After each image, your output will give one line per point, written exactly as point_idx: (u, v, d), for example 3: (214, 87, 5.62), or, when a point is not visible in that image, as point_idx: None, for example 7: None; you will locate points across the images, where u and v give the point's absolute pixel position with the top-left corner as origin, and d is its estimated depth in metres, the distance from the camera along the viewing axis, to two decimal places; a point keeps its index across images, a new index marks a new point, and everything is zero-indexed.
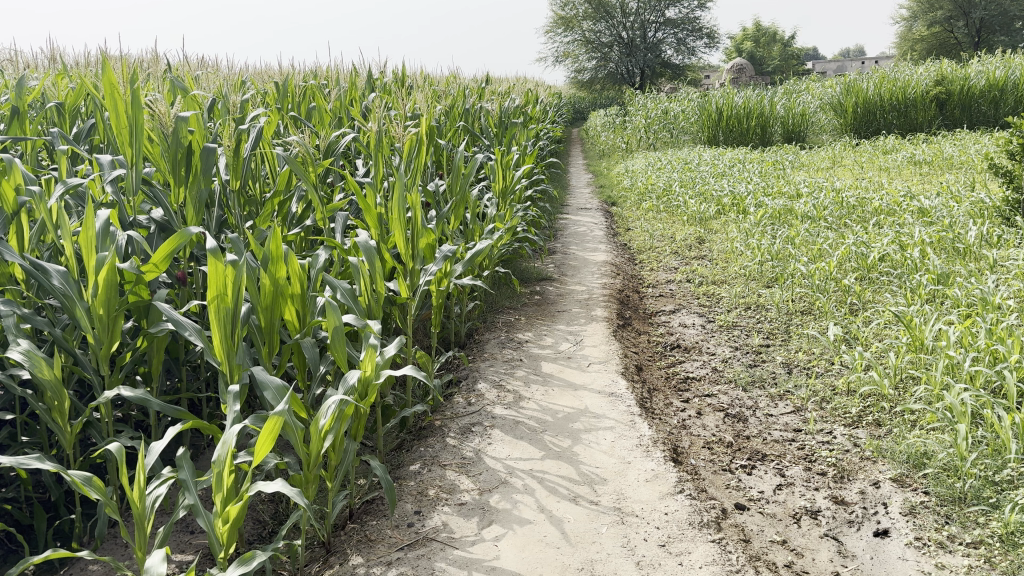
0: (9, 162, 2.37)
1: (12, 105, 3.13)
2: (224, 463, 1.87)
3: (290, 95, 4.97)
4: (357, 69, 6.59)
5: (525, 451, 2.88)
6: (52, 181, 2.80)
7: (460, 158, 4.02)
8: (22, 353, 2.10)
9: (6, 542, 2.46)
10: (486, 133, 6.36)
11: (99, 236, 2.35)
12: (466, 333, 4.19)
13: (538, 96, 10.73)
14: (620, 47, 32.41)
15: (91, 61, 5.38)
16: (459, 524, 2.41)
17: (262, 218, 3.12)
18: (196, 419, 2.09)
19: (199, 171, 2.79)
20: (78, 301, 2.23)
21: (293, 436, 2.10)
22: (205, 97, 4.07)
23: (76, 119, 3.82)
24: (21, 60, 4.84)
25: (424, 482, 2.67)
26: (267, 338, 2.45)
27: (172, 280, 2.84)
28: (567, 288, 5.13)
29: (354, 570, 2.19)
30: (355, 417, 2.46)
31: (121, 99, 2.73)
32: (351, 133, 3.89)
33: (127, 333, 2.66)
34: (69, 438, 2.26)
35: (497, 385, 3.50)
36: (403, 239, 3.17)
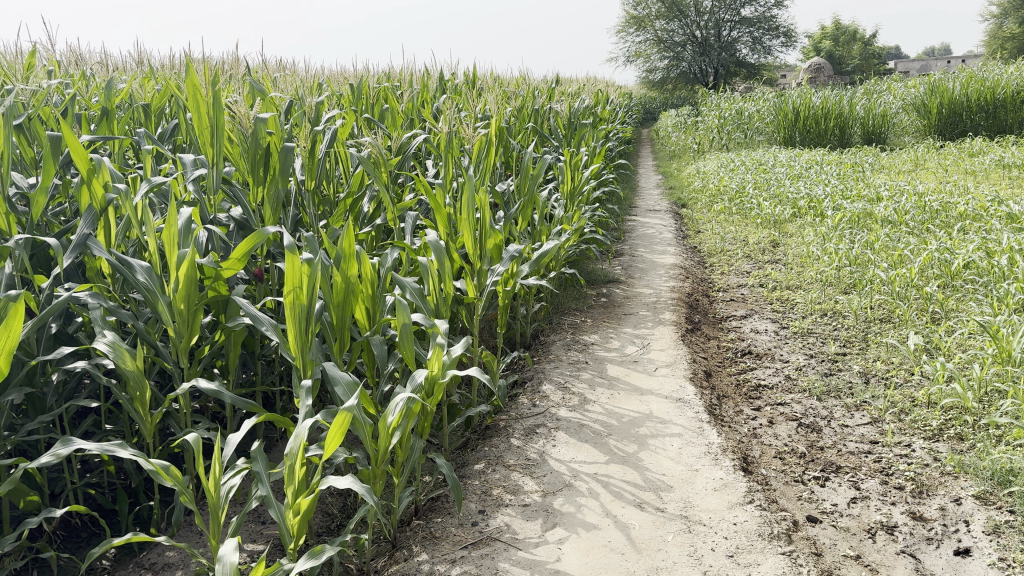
0: (99, 161, 2.48)
1: (103, 108, 3.28)
2: (296, 456, 1.91)
3: (364, 96, 5.05)
4: (429, 70, 6.66)
5: (590, 454, 2.86)
6: (138, 180, 2.92)
7: (529, 159, 4.02)
8: (107, 344, 2.19)
9: (89, 525, 2.57)
10: (556, 133, 6.35)
11: (181, 233, 2.43)
12: (532, 334, 4.19)
13: (608, 96, 10.66)
14: (692, 47, 31.97)
15: (175, 63, 5.58)
16: (523, 525, 2.40)
17: (335, 217, 3.18)
18: (270, 412, 2.14)
19: (277, 171, 2.87)
20: (160, 295, 2.31)
21: (362, 431, 2.13)
22: (282, 98, 4.18)
23: (161, 120, 3.97)
24: (110, 62, 5.05)
25: (488, 482, 2.68)
26: (337, 335, 2.50)
27: (250, 277, 2.92)
28: (635, 290, 5.08)
29: (419, 566, 2.21)
30: (421, 415, 2.48)
31: (204, 101, 2.83)
32: (423, 134, 3.93)
33: (206, 327, 2.75)
34: (149, 427, 2.34)
35: (562, 387, 3.49)
36: (471, 239, 3.19)
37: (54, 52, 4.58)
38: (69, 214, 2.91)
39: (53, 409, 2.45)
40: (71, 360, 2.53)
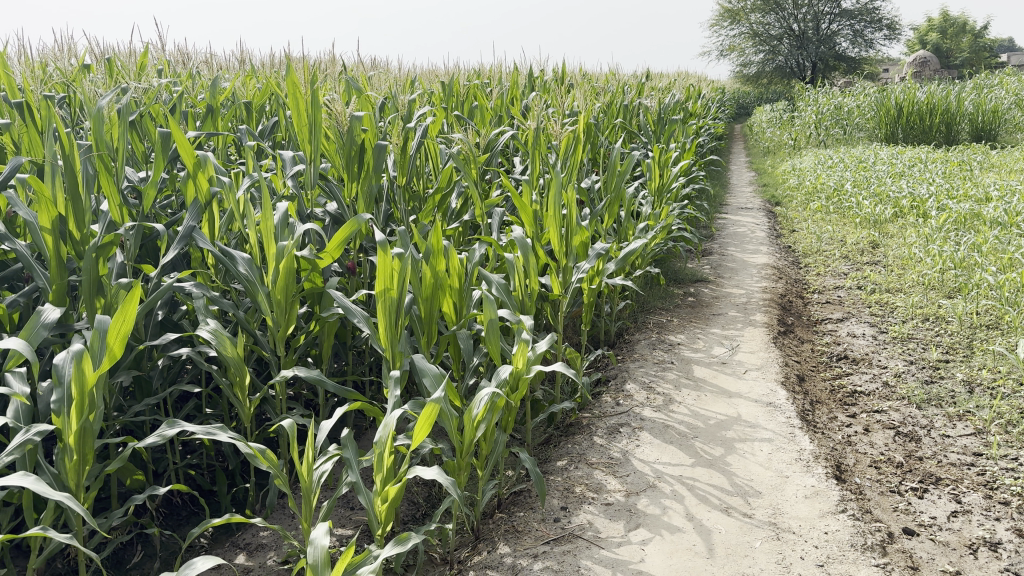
0: (204, 157, 2.62)
1: (208, 106, 3.43)
2: (385, 445, 1.96)
3: (454, 93, 5.11)
4: (519, 68, 6.68)
5: (675, 456, 2.82)
6: (240, 175, 3.04)
7: (618, 155, 3.99)
8: (210, 332, 2.29)
9: (189, 504, 2.70)
10: (645, 129, 6.27)
11: (279, 228, 2.53)
12: (617, 332, 4.16)
13: (700, 91, 10.45)
14: (788, 40, 31.04)
15: (276, 62, 5.77)
16: (605, 524, 2.40)
17: (424, 213, 3.24)
18: (362, 401, 2.20)
19: (371, 167, 2.96)
20: (259, 286, 2.41)
21: (448, 423, 2.17)
22: (376, 95, 4.28)
23: (261, 117, 4.12)
24: (216, 62, 5.27)
25: (571, 479, 2.68)
26: (426, 328, 2.54)
27: (343, 270, 3.02)
28: (724, 290, 4.98)
29: (502, 559, 2.23)
30: (505, 409, 2.50)
31: (302, 99, 2.93)
32: (511, 130, 3.96)
33: (302, 317, 2.85)
34: (247, 412, 2.44)
35: (647, 386, 3.46)
36: (557, 236, 3.19)
37: (164, 52, 4.80)
38: (175, 207, 3.06)
39: (158, 392, 2.58)
40: (176, 346, 2.67)
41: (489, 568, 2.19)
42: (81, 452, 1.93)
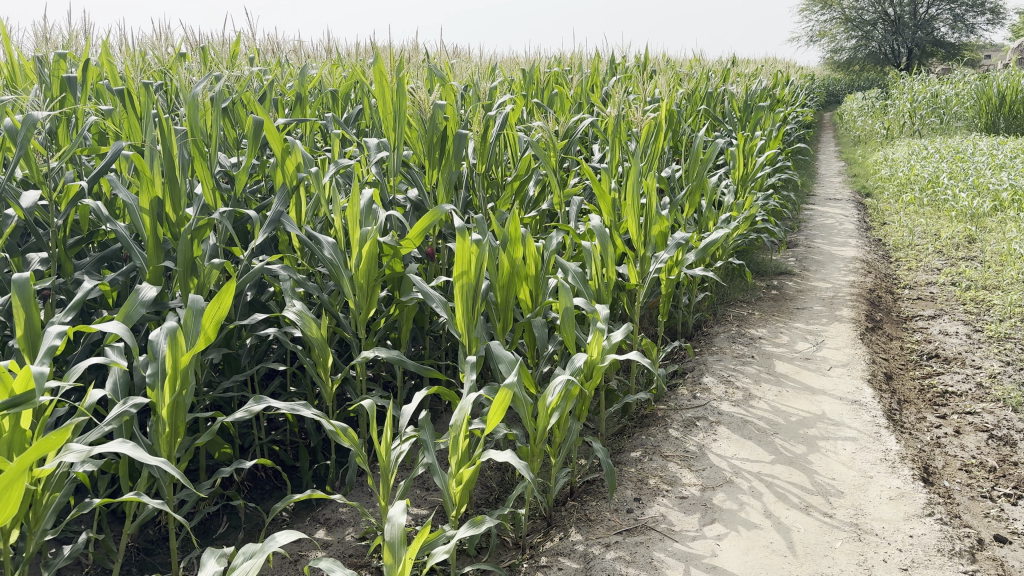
0: (292, 144, 2.71)
1: (296, 94, 3.52)
2: (461, 428, 1.99)
3: (535, 81, 5.11)
4: (601, 55, 6.61)
5: (753, 452, 2.77)
6: (326, 162, 3.12)
7: (701, 143, 3.90)
8: (296, 314, 2.38)
9: (273, 479, 2.80)
10: (730, 117, 6.12)
11: (363, 213, 2.60)
12: (695, 324, 4.10)
13: (787, 77, 10.13)
14: (883, 25, 29.81)
15: (361, 50, 5.87)
16: (680, 517, 2.37)
17: (503, 200, 3.26)
18: (439, 384, 2.25)
19: (451, 155, 2.99)
20: (342, 270, 2.49)
21: (522, 409, 2.19)
22: (458, 83, 4.31)
23: (347, 105, 4.20)
24: (305, 51, 5.40)
25: (644, 471, 2.66)
26: (501, 315, 2.56)
27: (423, 256, 3.07)
28: (809, 284, 4.84)
29: (574, 547, 2.24)
30: (580, 398, 2.50)
31: (388, 87, 2.98)
32: (592, 118, 3.93)
33: (382, 301, 2.91)
34: (329, 390, 2.50)
35: (725, 380, 3.40)
36: (636, 225, 3.15)
37: (255, 41, 4.94)
38: (264, 191, 3.17)
39: (246, 369, 2.69)
40: (263, 326, 2.77)
41: (560, 555, 2.21)
42: (174, 425, 2.02)
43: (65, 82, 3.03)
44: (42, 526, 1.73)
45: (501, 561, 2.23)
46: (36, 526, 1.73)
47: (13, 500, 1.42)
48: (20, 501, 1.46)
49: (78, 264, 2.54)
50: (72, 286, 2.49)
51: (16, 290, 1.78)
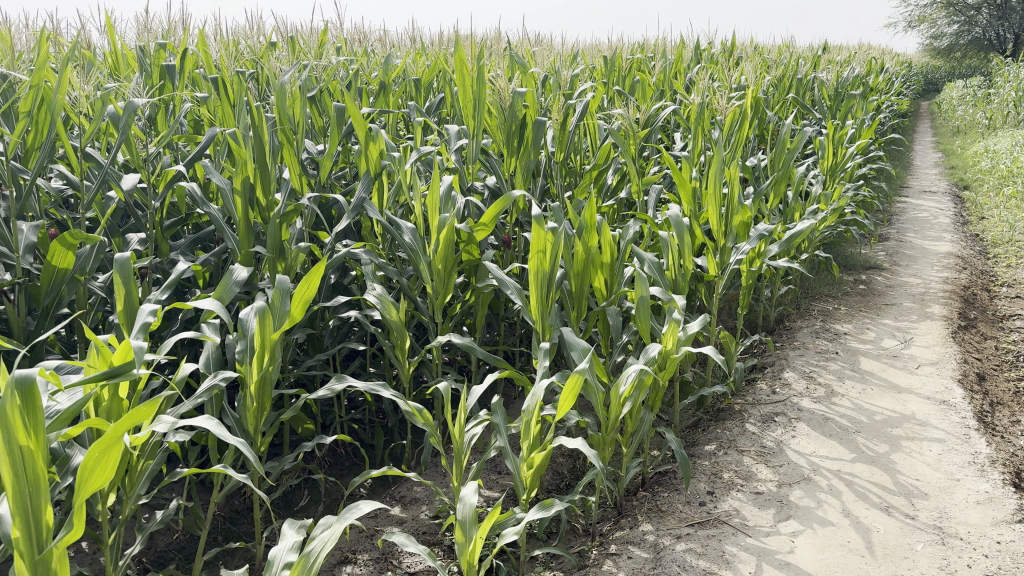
0: (376, 130, 2.80)
1: (380, 82, 3.59)
2: (532, 413, 2.01)
3: (617, 68, 5.06)
4: (686, 42, 6.48)
5: (833, 450, 2.69)
6: (408, 149, 3.18)
7: (788, 131, 3.79)
8: (376, 297, 2.46)
9: (351, 456, 2.88)
10: (819, 105, 5.92)
11: (442, 200, 2.65)
12: (777, 318, 3.99)
13: (882, 64, 9.73)
14: (988, 10, 28.28)
15: (443, 38, 5.92)
16: (754, 512, 2.33)
17: (581, 188, 3.24)
18: (512, 369, 2.27)
19: (529, 143, 3.01)
20: (421, 256, 2.57)
21: (594, 397, 2.19)
22: (539, 71, 4.30)
23: (429, 93, 4.25)
24: (389, 40, 5.48)
25: (719, 464, 2.62)
26: (576, 303, 2.56)
27: (499, 243, 3.10)
28: (899, 279, 4.66)
29: (644, 537, 2.23)
30: (653, 389, 2.48)
31: (469, 75, 3.02)
32: (674, 106, 3.87)
33: (459, 287, 2.95)
34: (406, 372, 2.56)
35: (806, 375, 3.30)
36: (717, 215, 3.08)
37: (342, 30, 5.05)
38: (349, 177, 3.25)
39: (328, 349, 2.77)
40: (345, 308, 2.86)
41: (630, 544, 2.20)
42: (261, 400, 2.10)
43: (165, 70, 3.17)
44: (136, 491, 1.82)
45: (571, 547, 2.24)
46: (131, 491, 1.83)
47: (110, 465, 1.46)
48: (115, 470, 1.49)
49: (174, 245, 2.66)
50: (167, 265, 2.61)
51: (118, 268, 1.91)
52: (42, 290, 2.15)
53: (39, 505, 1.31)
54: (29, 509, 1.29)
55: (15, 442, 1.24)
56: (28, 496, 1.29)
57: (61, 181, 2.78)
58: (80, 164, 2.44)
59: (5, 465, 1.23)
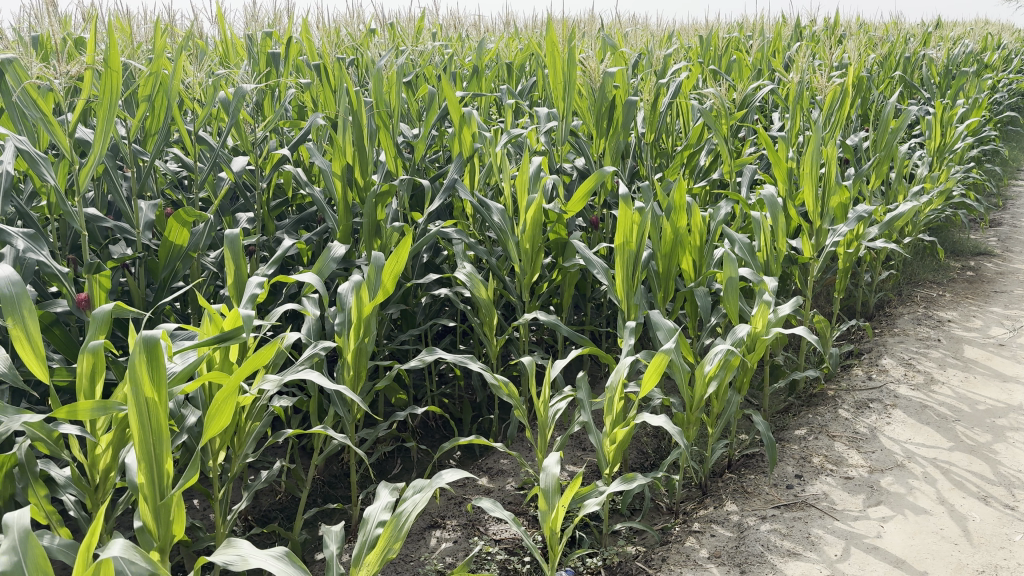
0: (468, 113, 2.87)
1: (474, 66, 3.65)
2: (615, 390, 2.04)
3: (713, 47, 4.96)
4: (786, 21, 6.27)
5: (930, 438, 2.61)
6: (499, 132, 3.24)
7: (892, 110, 3.64)
8: (466, 275, 2.54)
9: (441, 429, 2.97)
10: (928, 83, 5.64)
11: (531, 179, 2.69)
12: (877, 304, 3.85)
13: (1000, 41, 9.16)
14: None
15: (536, 22, 5.93)
16: (843, 497, 2.30)
17: (671, 169, 3.20)
18: (598, 347, 2.29)
19: (619, 123, 3.01)
20: (510, 235, 2.62)
21: (679, 376, 2.20)
22: (632, 52, 4.27)
23: (521, 76, 4.27)
24: (482, 25, 5.53)
25: (808, 449, 2.58)
26: (662, 284, 2.56)
27: (587, 224, 3.12)
28: (1011, 266, 4.42)
29: (728, 516, 2.23)
30: (740, 371, 2.45)
31: (560, 57, 3.04)
32: (771, 85, 3.78)
33: (547, 267, 2.99)
34: (494, 349, 2.63)
35: (905, 362, 3.19)
36: (813, 196, 2.99)
37: (437, 17, 5.13)
38: (442, 160, 3.33)
39: (420, 325, 2.88)
40: (436, 285, 2.95)
41: (714, 523, 2.21)
42: (357, 369, 2.21)
43: (271, 57, 3.33)
44: (242, 450, 1.96)
45: (653, 524, 2.27)
46: (239, 450, 1.97)
47: (227, 414, 1.65)
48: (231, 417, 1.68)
49: (279, 224, 2.80)
50: (273, 243, 2.76)
51: (227, 244, 2.04)
52: (160, 264, 2.31)
53: (161, 454, 1.44)
54: (153, 456, 1.42)
55: (142, 394, 1.36)
56: (151, 444, 1.41)
57: (175, 163, 2.97)
58: (194, 147, 2.62)
59: (133, 415, 1.36)
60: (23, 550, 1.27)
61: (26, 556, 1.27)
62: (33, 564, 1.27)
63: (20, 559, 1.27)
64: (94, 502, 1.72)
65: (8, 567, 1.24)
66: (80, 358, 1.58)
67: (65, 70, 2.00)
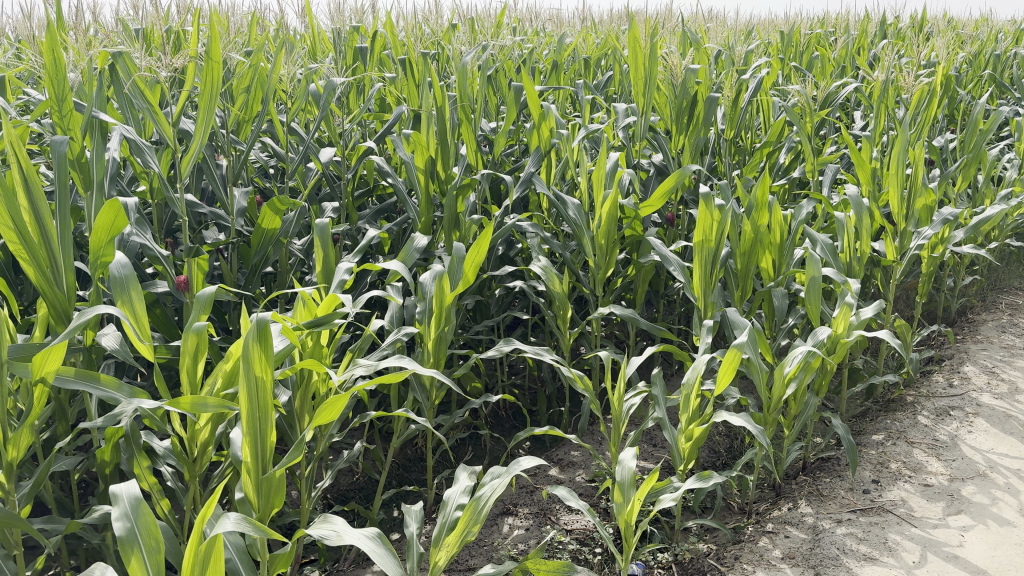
0: (548, 108, 2.90)
1: (553, 61, 3.67)
2: (692, 387, 2.06)
3: (793, 43, 4.87)
4: (870, 17, 6.11)
5: (1015, 449, 2.55)
6: (577, 126, 3.26)
7: (982, 111, 3.52)
8: (541, 268, 2.58)
9: (512, 419, 3.03)
10: (1021, 83, 5.42)
11: (608, 175, 2.71)
12: (959, 310, 3.74)
13: None
14: None
15: (611, 18, 5.92)
16: (921, 504, 2.26)
17: (750, 166, 3.18)
18: (673, 344, 2.30)
19: (699, 120, 3.00)
20: (585, 230, 2.65)
21: (757, 376, 2.19)
22: (712, 48, 4.23)
23: (597, 71, 4.28)
24: (558, 20, 5.54)
25: (886, 454, 2.54)
26: (740, 283, 2.55)
27: (663, 220, 3.12)
28: None
29: (802, 518, 2.22)
30: (819, 373, 2.42)
31: (642, 52, 3.04)
32: (855, 83, 3.70)
33: (621, 263, 3.01)
34: (566, 342, 2.66)
35: (988, 370, 3.11)
36: (897, 197, 2.93)
37: (514, 11, 5.17)
38: (518, 154, 3.37)
39: (494, 317, 2.94)
40: (510, 279, 3.00)
41: (788, 524, 2.20)
42: (436, 357, 2.27)
43: (357, 51, 3.41)
44: (328, 429, 2.04)
45: (725, 523, 2.28)
46: (326, 429, 2.05)
47: (335, 407, 1.72)
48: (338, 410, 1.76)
49: (361, 214, 2.88)
50: (356, 232, 2.84)
51: (317, 233, 2.12)
52: (254, 249, 2.40)
53: (266, 430, 1.54)
54: (258, 431, 1.52)
55: (253, 371, 1.46)
56: (259, 420, 1.51)
57: (265, 153, 3.08)
58: (285, 138, 2.71)
59: (244, 391, 1.46)
60: (136, 517, 1.36)
61: (138, 524, 1.35)
62: (144, 531, 1.35)
63: (133, 526, 1.35)
64: (192, 473, 1.82)
65: (123, 533, 1.33)
66: (186, 338, 1.67)
67: (171, 63, 2.10)
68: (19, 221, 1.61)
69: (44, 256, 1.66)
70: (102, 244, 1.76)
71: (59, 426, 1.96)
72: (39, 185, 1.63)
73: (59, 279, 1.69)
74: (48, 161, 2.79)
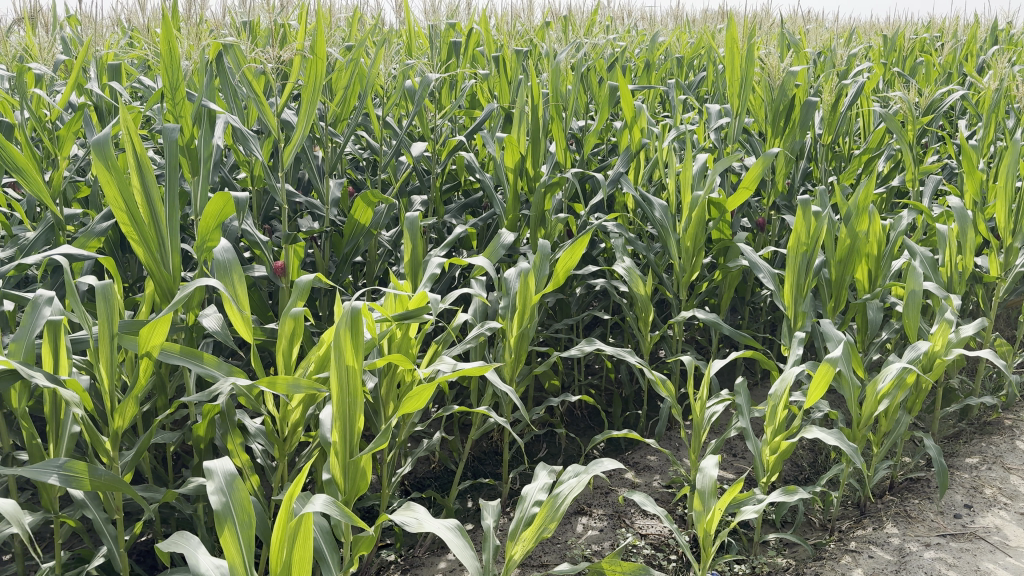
0: (640, 108, 2.88)
1: (646, 60, 3.64)
2: (780, 398, 2.02)
3: (898, 48, 4.69)
4: (981, 22, 5.84)
5: None
6: (667, 127, 3.22)
7: None
8: (625, 269, 2.56)
9: (588, 419, 3.02)
10: None
11: (697, 178, 2.68)
12: None
13: None
14: None
15: (706, 18, 5.83)
16: (1017, 533, 2.16)
17: (847, 174, 3.09)
18: (759, 352, 2.25)
19: (795, 123, 2.93)
20: (671, 232, 2.61)
21: (848, 390, 2.13)
22: (810, 50, 4.12)
23: (689, 72, 4.23)
24: (652, 19, 5.50)
25: (980, 478, 2.43)
26: (833, 292, 2.47)
27: (753, 226, 3.06)
28: None
29: (888, 539, 2.15)
30: (913, 391, 2.34)
31: (739, 53, 2.98)
32: (963, 91, 3.54)
33: (707, 267, 2.97)
34: (647, 343, 2.63)
35: None
36: (1006, 211, 2.79)
37: (607, 10, 5.14)
38: (606, 153, 3.36)
39: (575, 315, 2.94)
40: (591, 278, 3.00)
41: (872, 544, 2.13)
42: (518, 353, 2.27)
43: (452, 47, 3.46)
44: (411, 418, 2.09)
45: (806, 539, 2.22)
46: (408, 418, 2.10)
47: (421, 396, 1.73)
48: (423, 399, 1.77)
49: (449, 208, 2.92)
50: (442, 226, 2.88)
51: (407, 226, 2.14)
52: (345, 239, 2.47)
53: (354, 416, 1.58)
54: (347, 416, 1.57)
55: (343, 359, 1.50)
56: (348, 405, 1.56)
57: (359, 145, 3.15)
58: (380, 131, 2.77)
59: (334, 377, 1.50)
60: (231, 491, 1.42)
61: (233, 498, 1.41)
62: (238, 505, 1.41)
63: (229, 500, 1.41)
64: (282, 452, 1.88)
65: (219, 506, 1.39)
66: (283, 321, 1.73)
67: (277, 55, 2.13)
68: (131, 203, 1.70)
69: (153, 238, 1.74)
70: (209, 228, 1.84)
71: (159, 400, 2.06)
72: (151, 169, 1.71)
73: (166, 259, 1.77)
74: (157, 145, 2.93)
